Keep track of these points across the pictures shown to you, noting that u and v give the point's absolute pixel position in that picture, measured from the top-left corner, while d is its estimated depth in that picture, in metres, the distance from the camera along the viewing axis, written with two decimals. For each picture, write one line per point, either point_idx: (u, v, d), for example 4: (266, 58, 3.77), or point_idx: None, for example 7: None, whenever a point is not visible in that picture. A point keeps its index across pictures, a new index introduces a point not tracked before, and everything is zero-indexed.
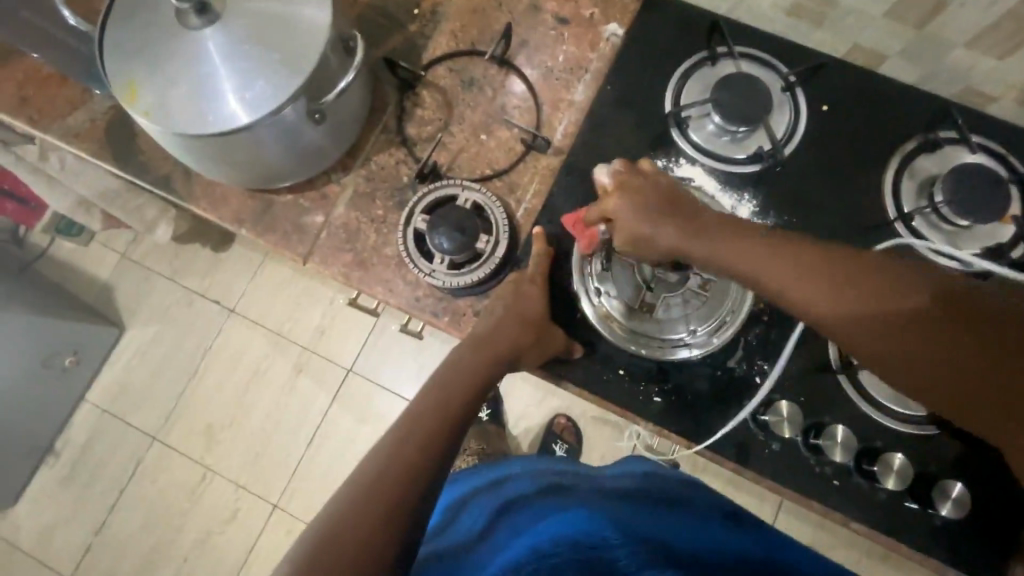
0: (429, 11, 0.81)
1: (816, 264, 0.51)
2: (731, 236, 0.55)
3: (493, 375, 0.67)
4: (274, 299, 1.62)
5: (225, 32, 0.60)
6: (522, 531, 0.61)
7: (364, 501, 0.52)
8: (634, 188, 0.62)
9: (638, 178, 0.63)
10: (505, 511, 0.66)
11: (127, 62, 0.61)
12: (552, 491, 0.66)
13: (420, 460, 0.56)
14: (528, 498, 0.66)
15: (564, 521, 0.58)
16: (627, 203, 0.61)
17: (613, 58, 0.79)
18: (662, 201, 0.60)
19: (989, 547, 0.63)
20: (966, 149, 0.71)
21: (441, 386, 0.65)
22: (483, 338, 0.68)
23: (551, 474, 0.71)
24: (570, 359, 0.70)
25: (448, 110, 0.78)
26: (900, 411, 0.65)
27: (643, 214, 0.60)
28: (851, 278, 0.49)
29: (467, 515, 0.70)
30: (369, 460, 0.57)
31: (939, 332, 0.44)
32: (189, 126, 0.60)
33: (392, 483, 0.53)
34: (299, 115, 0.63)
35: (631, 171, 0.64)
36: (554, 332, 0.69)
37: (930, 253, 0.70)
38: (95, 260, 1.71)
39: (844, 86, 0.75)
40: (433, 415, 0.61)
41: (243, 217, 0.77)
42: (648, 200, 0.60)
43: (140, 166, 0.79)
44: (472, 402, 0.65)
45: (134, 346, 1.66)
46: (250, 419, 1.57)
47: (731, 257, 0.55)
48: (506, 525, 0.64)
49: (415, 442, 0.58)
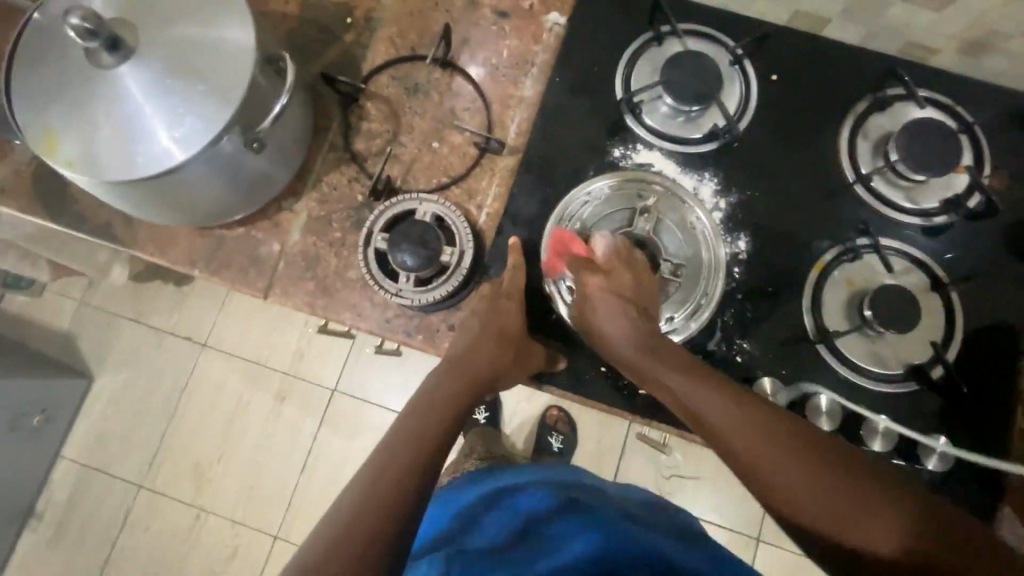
0: (363, 18, 0.78)
1: (778, 438, 0.53)
2: (708, 386, 0.58)
3: (469, 394, 0.66)
4: (247, 328, 1.58)
5: (143, 66, 0.56)
6: (555, 547, 0.63)
7: (340, 540, 0.51)
8: (617, 277, 0.65)
9: (626, 275, 0.66)
10: (530, 528, 0.66)
11: (42, 110, 0.57)
12: (573, 503, 0.68)
13: (400, 491, 0.55)
14: (550, 511, 0.67)
15: (593, 536, 0.61)
16: (606, 297, 0.65)
17: (559, 49, 0.77)
18: (632, 303, 0.65)
19: (978, 493, 0.64)
20: (914, 104, 0.71)
21: (420, 409, 0.63)
22: (465, 358, 0.67)
23: (567, 487, 0.73)
24: (555, 369, 0.70)
25: (396, 120, 0.75)
26: (878, 372, 0.66)
27: (619, 320, 0.63)
28: (807, 467, 0.51)
29: (487, 528, 0.68)
30: (348, 490, 0.56)
31: (868, 508, 0.48)
32: (118, 172, 0.56)
33: (370, 519, 0.52)
34: (236, 146, 0.60)
35: (620, 258, 0.66)
36: (532, 347, 0.68)
37: (892, 212, 0.70)
38: (52, 311, 1.63)
39: (791, 53, 0.75)
40: (413, 445, 0.59)
41: (194, 257, 0.73)
42: (627, 300, 0.64)
43: (76, 215, 0.75)
44: (451, 424, 0.63)
45: (107, 394, 1.60)
46: (238, 454, 1.53)
47: (700, 402, 0.57)
48: (536, 541, 0.64)
49: (391, 477, 0.56)
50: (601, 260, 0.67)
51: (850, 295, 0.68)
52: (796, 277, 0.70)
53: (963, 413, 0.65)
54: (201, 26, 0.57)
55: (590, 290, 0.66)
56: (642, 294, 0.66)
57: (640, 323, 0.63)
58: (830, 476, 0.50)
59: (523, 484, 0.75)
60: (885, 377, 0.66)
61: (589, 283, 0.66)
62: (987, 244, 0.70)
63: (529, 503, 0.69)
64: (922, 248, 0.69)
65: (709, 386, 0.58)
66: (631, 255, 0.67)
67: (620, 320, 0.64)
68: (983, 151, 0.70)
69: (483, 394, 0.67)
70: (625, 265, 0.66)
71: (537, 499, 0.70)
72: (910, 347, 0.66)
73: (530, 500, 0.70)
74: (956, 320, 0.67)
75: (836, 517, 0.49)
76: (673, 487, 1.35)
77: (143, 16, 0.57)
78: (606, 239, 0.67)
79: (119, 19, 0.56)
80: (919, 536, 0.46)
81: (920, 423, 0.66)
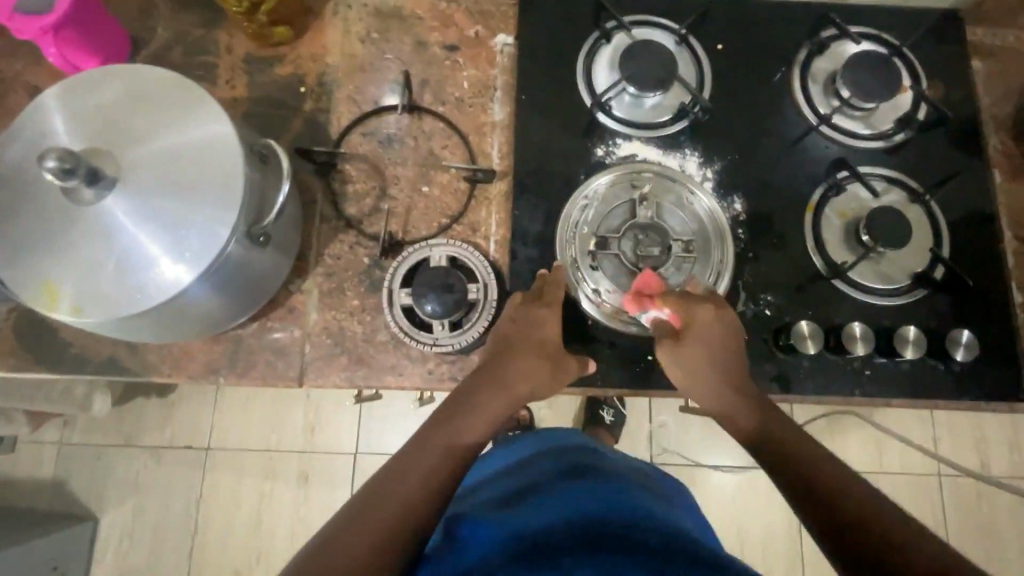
0: (316, 84, 0.77)
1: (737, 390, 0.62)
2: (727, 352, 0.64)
3: (503, 408, 0.63)
4: (248, 418, 1.49)
5: (131, 192, 0.54)
6: (540, 509, 0.59)
7: (357, 522, 0.50)
8: (720, 317, 0.65)
9: (728, 311, 0.66)
10: (525, 492, 0.64)
11: (30, 263, 0.54)
12: (571, 474, 0.66)
13: (419, 499, 0.52)
14: (550, 482, 0.65)
15: (587, 503, 0.59)
16: (713, 330, 0.64)
17: (515, 68, 0.78)
18: (730, 345, 0.64)
19: (1003, 368, 0.71)
20: (847, 42, 0.78)
21: (452, 417, 0.60)
22: (499, 372, 0.64)
23: (573, 462, 0.69)
24: (586, 373, 0.69)
25: (379, 175, 0.75)
26: (890, 288, 0.72)
27: (707, 328, 0.64)
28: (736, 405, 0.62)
29: (487, 492, 0.67)
30: (370, 483, 0.55)
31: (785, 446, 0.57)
32: (127, 305, 0.53)
33: (387, 515, 0.51)
34: (243, 246, 0.58)
35: (718, 299, 0.68)
36: (570, 362, 0.67)
37: (857, 141, 0.76)
38: (32, 463, 1.50)
39: (727, 21, 0.80)
40: (438, 450, 0.57)
41: (214, 365, 0.70)
42: (732, 349, 0.64)
43: (75, 359, 0.70)
44: (483, 436, 0.61)
45: (117, 533, 1.46)
46: (275, 547, 1.44)
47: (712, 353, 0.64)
48: (527, 499, 0.62)
49: (418, 474, 0.54)
50: (700, 294, 0.68)
51: (845, 226, 0.74)
52: (794, 223, 0.74)
53: (971, 302, 0.72)
54: (178, 136, 0.56)
55: (698, 322, 0.64)
56: (738, 349, 0.65)
57: (724, 348, 0.64)
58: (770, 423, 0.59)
59: (533, 459, 0.73)
60: (897, 291, 0.72)
61: (700, 318, 0.65)
62: (944, 148, 0.76)
63: (533, 469, 0.69)
64: (891, 166, 0.76)
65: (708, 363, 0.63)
66: (721, 303, 0.67)
67: (720, 346, 0.64)
68: (916, 67, 0.77)
69: (520, 403, 0.65)
70: (724, 305, 0.67)
71: (537, 475, 0.68)
72: (908, 259, 0.72)
73: (536, 477, 0.67)
74: (941, 225, 0.73)
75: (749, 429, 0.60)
76: (708, 444, 1.40)
77: (117, 142, 0.55)
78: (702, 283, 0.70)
79: (93, 151, 0.54)
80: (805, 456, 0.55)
81: (939, 324, 0.71)
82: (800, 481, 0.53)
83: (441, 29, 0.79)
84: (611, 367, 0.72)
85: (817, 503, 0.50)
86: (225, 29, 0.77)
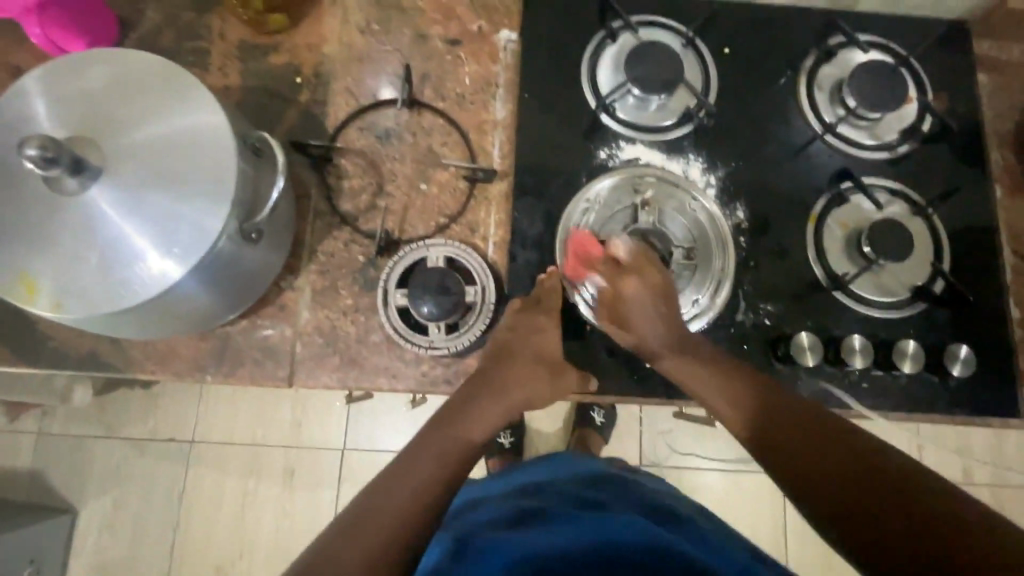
0: (313, 75, 0.75)
1: (721, 373, 0.61)
2: (659, 310, 0.64)
3: (500, 414, 0.62)
4: (234, 411, 1.46)
5: (116, 184, 0.52)
6: (546, 535, 0.59)
7: (359, 524, 0.49)
8: (646, 280, 0.65)
9: (656, 273, 0.66)
10: (528, 513, 0.64)
11: (9, 255, 0.52)
12: (577, 500, 0.66)
13: (420, 503, 0.51)
14: (551, 506, 0.65)
15: (594, 530, 0.59)
16: (643, 299, 0.64)
17: (518, 65, 0.76)
18: (664, 310, 0.64)
19: (997, 385, 0.71)
20: (855, 50, 0.77)
21: (455, 421, 0.60)
22: (499, 376, 0.64)
23: (579, 487, 0.69)
24: (584, 388, 0.68)
25: (376, 171, 0.73)
26: (890, 300, 0.71)
27: (648, 309, 0.64)
28: (720, 381, 0.60)
29: (489, 512, 0.66)
30: (368, 487, 0.53)
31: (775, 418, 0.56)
32: (112, 301, 0.51)
33: (391, 516, 0.49)
34: (234, 241, 0.56)
35: (646, 260, 0.66)
36: (565, 369, 0.67)
37: (861, 152, 0.75)
38: (10, 452, 1.46)
39: (736, 26, 0.79)
40: (439, 455, 0.56)
41: (200, 362, 0.68)
42: (667, 303, 0.65)
43: (54, 353, 0.68)
44: (482, 438, 0.61)
45: (95, 526, 1.43)
46: (258, 542, 1.41)
47: (648, 319, 0.64)
48: (532, 523, 0.62)
49: (418, 478, 0.53)
50: (625, 260, 0.66)
51: (847, 237, 0.73)
52: (796, 232, 0.74)
53: (971, 317, 0.72)
54: (168, 125, 0.53)
55: (626, 295, 0.65)
56: (672, 299, 0.65)
57: (664, 314, 0.64)
58: (836, 473, 0.49)
59: (533, 484, 0.72)
60: (897, 303, 0.72)
61: (625, 287, 0.65)
62: (946, 162, 0.76)
63: (533, 494, 0.69)
64: (895, 177, 0.75)
65: (692, 359, 0.62)
66: (650, 256, 0.67)
67: (654, 305, 0.64)
68: (923, 78, 0.77)
69: (514, 414, 0.64)
70: (654, 265, 0.66)
71: (538, 499, 0.67)
72: (909, 272, 0.72)
73: (538, 501, 0.67)
74: (942, 239, 0.73)
75: (732, 404, 0.59)
76: (697, 448, 1.41)
77: (102, 130, 0.53)
78: (627, 244, 0.68)
79: (77, 138, 0.52)
80: (856, 482, 0.48)
81: (937, 338, 0.71)
82: (804, 469, 0.51)
83: (443, 23, 0.77)
84: (608, 373, 0.71)
85: (822, 478, 0.50)
86: (219, 14, 0.75)
